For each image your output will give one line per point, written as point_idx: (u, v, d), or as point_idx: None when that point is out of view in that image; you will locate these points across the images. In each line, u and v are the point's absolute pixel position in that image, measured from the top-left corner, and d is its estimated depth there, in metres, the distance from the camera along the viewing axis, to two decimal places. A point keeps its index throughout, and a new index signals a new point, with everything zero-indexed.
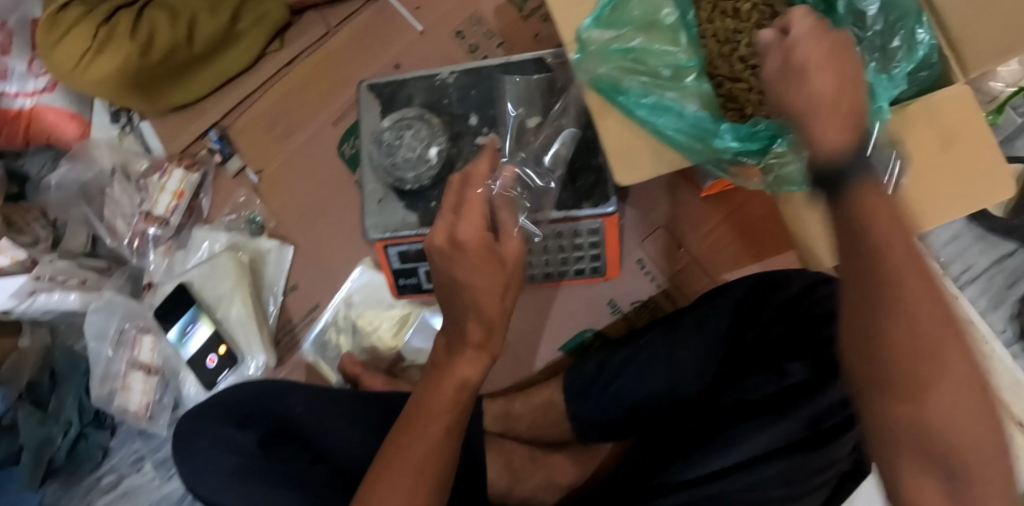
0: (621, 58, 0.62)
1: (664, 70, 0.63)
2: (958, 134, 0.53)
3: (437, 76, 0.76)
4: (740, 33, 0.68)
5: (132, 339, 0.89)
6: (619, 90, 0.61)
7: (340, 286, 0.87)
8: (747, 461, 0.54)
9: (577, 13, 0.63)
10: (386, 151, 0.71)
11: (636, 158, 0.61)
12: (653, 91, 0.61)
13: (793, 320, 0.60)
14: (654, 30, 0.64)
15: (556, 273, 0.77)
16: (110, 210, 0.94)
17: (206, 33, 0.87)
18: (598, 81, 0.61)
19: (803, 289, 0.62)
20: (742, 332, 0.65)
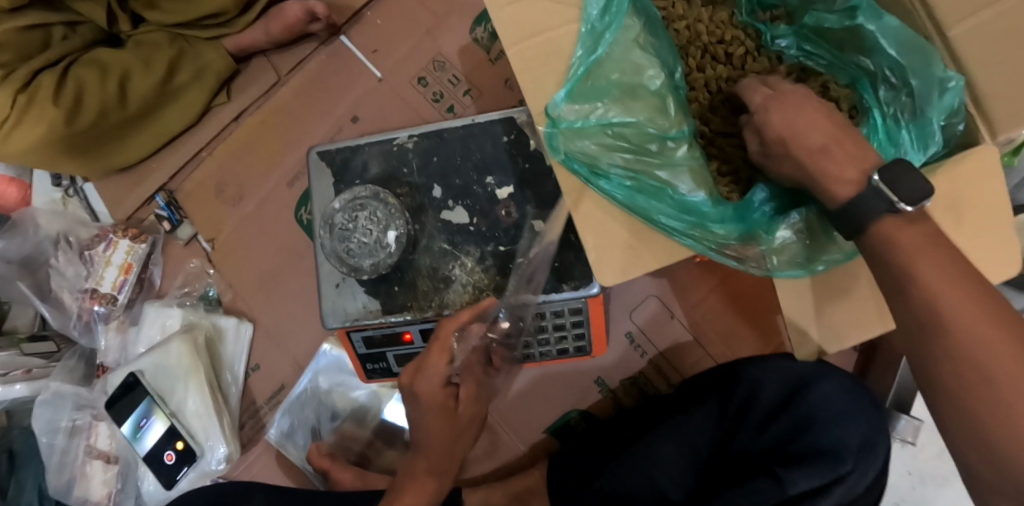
0: (600, 132, 0.50)
1: (650, 145, 0.51)
2: (972, 207, 0.43)
3: (395, 139, 0.68)
4: (735, 82, 0.62)
5: (87, 427, 0.83)
6: (597, 173, 0.49)
7: (306, 366, 0.79)
8: None
9: (543, 78, 0.50)
10: (339, 236, 0.63)
11: (626, 252, 0.47)
12: (638, 172, 0.49)
13: (783, 422, 0.53)
14: (638, 96, 0.52)
15: (535, 354, 0.68)
16: (56, 283, 0.86)
17: (140, 92, 0.79)
18: (573, 159, 0.49)
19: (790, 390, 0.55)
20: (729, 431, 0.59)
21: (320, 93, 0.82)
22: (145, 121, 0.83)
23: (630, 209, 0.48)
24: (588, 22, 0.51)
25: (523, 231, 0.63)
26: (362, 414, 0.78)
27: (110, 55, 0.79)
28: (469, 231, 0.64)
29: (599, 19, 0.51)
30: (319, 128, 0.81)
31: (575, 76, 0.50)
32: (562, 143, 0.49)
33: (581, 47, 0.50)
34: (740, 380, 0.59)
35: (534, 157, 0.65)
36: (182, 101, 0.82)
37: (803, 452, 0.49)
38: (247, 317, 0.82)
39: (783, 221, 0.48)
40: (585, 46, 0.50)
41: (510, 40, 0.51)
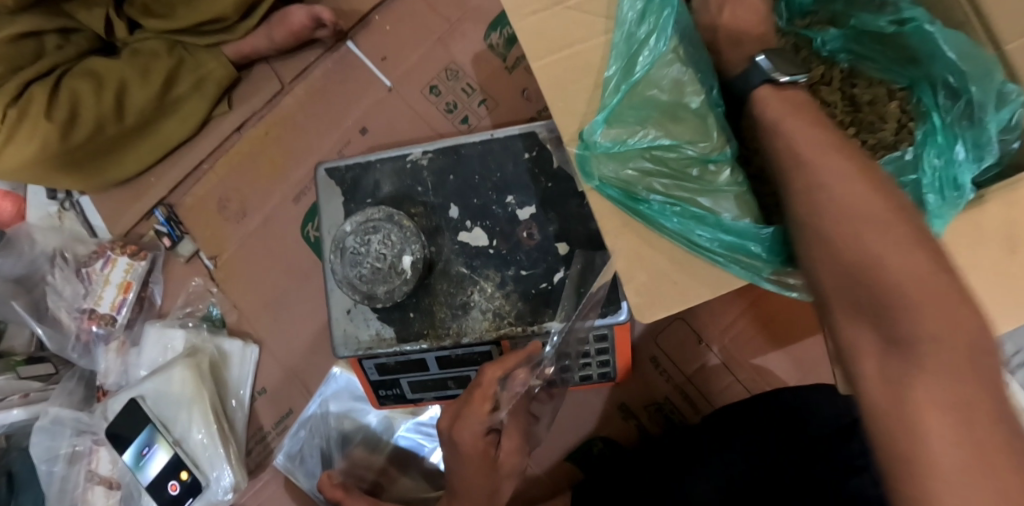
0: (637, 156, 0.47)
1: (690, 169, 0.47)
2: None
3: (408, 155, 0.64)
4: None
5: (88, 452, 0.80)
6: (636, 199, 0.45)
7: (314, 390, 0.76)
8: None
9: (573, 95, 0.47)
10: (350, 261, 0.59)
11: (667, 286, 0.44)
12: (679, 198, 0.46)
13: (831, 457, 0.51)
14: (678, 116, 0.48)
15: (558, 382, 0.64)
16: (52, 302, 0.83)
17: (137, 105, 0.76)
18: (609, 185, 0.45)
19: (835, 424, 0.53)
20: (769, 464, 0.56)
21: (326, 103, 0.78)
22: (142, 133, 0.79)
23: (668, 237, 0.44)
24: (619, 35, 0.47)
25: (548, 255, 0.60)
26: (374, 440, 0.74)
27: (105, 65, 0.75)
28: (488, 254, 0.61)
29: (632, 29, 0.47)
30: (326, 141, 0.77)
31: (608, 95, 0.46)
32: (597, 168, 0.46)
33: (613, 61, 0.47)
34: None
35: (558, 175, 0.61)
36: (182, 112, 0.79)
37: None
38: (252, 338, 0.78)
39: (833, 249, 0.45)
40: (616, 58, 0.47)
41: (534, 54, 0.47)
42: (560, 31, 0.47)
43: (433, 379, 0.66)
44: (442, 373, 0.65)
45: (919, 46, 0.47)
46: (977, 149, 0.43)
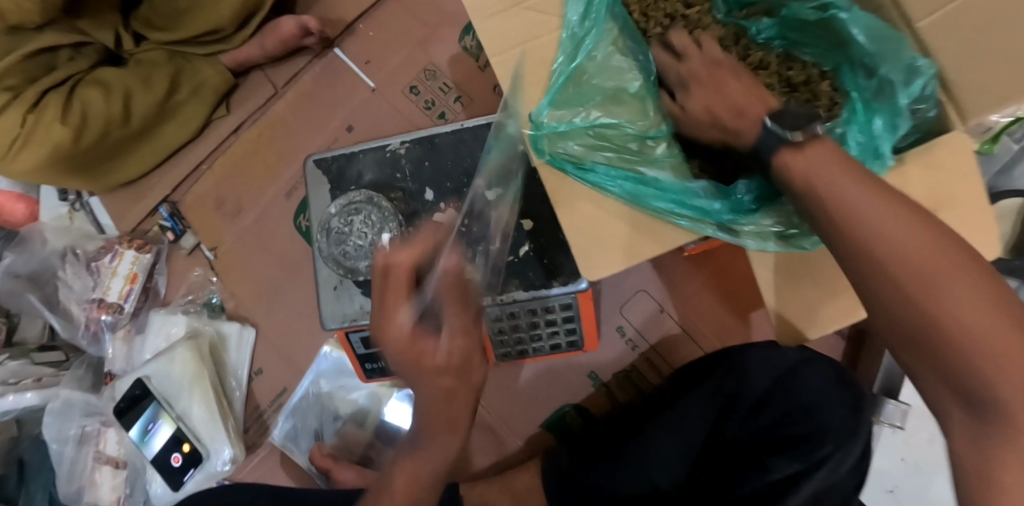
0: (583, 134, 0.53)
1: (629, 144, 0.53)
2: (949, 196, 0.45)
3: (387, 146, 0.70)
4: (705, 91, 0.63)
5: (96, 434, 0.85)
6: (583, 169, 0.51)
7: (306, 369, 0.82)
8: None
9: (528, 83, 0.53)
10: (335, 240, 0.66)
11: (609, 239, 0.50)
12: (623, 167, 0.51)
13: (775, 406, 0.53)
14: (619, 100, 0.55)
15: (529, 349, 0.71)
16: (63, 296, 0.89)
17: (143, 111, 0.82)
18: (558, 159, 0.51)
19: (778, 377, 0.54)
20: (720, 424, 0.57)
21: (317, 104, 0.85)
22: (147, 136, 0.86)
23: (622, 201, 0.50)
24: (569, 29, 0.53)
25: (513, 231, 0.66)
26: (362, 415, 0.80)
27: (112, 74, 0.80)
28: None
29: (579, 25, 0.53)
30: (316, 138, 0.84)
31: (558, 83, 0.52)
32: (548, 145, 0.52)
33: (563, 52, 0.52)
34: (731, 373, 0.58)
35: None
36: (183, 116, 0.86)
37: (787, 440, 0.50)
38: (250, 322, 0.84)
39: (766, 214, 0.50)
40: (566, 49, 0.52)
41: (494, 49, 0.53)
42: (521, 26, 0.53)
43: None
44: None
45: (840, 30, 0.53)
46: (895, 120, 0.49)
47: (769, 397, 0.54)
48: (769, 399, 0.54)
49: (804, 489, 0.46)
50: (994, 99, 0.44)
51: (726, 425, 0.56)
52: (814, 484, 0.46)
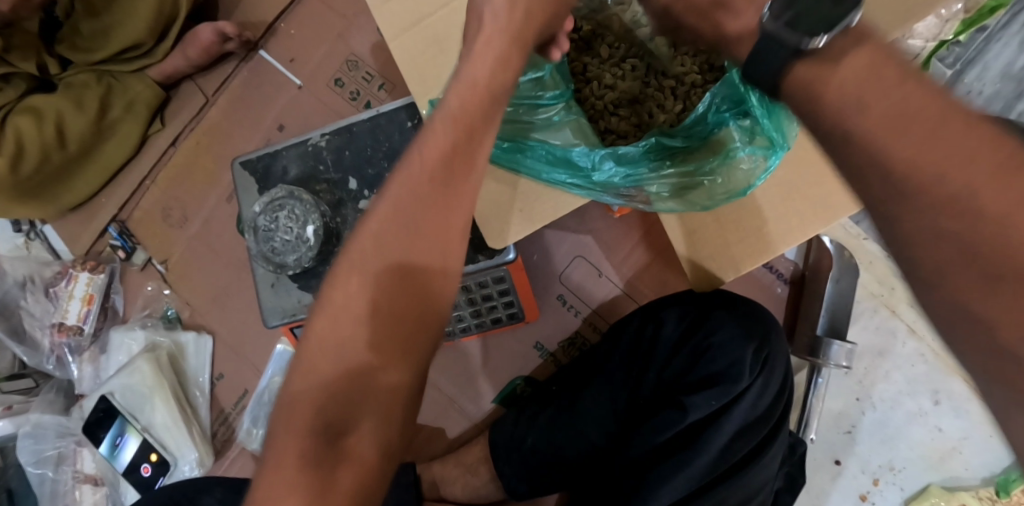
0: None
1: (544, 115, 0.57)
2: None
3: (308, 140, 0.71)
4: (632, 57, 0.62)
5: (72, 453, 0.87)
6: None
7: (264, 371, 0.84)
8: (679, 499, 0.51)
9: (437, 63, 0.56)
10: (264, 237, 0.67)
11: (524, 214, 0.55)
12: (541, 141, 0.55)
13: (689, 350, 0.56)
14: None
15: (473, 326, 0.71)
16: (27, 324, 0.91)
17: (77, 132, 0.83)
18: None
19: (693, 318, 0.57)
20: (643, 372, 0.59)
21: (246, 109, 0.86)
22: (88, 159, 0.87)
23: (552, 188, 0.54)
24: None
25: None
26: None
27: (43, 99, 0.80)
28: None
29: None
30: (250, 140, 0.85)
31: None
32: None
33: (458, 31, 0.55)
34: (651, 321, 0.59)
35: None
36: (120, 134, 0.87)
37: (699, 381, 0.53)
38: (206, 329, 0.86)
39: (665, 172, 0.54)
40: None
41: (390, 31, 0.57)
42: (406, 7, 0.56)
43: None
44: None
45: None
46: None
47: (685, 339, 0.57)
48: (685, 342, 0.57)
49: (724, 423, 0.50)
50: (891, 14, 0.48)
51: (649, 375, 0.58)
52: (731, 420, 0.51)
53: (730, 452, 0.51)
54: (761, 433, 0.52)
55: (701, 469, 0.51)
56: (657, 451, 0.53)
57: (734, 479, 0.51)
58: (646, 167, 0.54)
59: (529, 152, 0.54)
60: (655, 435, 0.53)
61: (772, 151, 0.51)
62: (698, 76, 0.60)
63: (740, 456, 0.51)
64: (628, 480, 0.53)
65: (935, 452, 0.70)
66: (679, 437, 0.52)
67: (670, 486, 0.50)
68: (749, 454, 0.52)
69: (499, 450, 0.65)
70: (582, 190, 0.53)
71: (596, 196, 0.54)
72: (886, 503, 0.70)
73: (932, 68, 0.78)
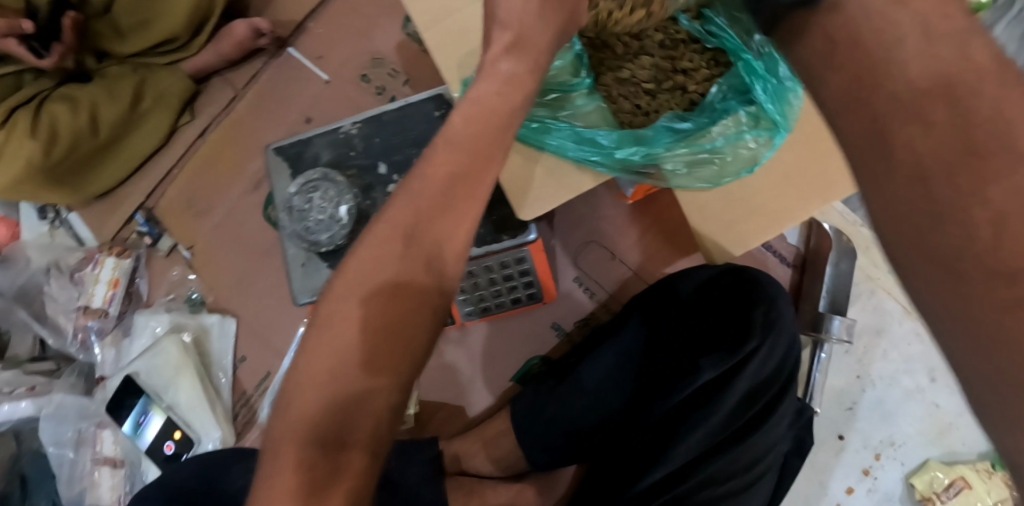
0: None
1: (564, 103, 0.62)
2: None
3: (339, 128, 0.75)
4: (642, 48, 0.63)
5: (93, 436, 0.88)
6: None
7: (286, 352, 0.87)
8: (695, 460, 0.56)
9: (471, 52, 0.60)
10: (298, 216, 0.70)
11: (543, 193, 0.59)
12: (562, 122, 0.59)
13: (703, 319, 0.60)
14: None
15: (493, 306, 0.75)
16: (50, 309, 0.93)
17: (109, 120, 0.86)
18: None
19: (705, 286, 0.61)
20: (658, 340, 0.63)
21: (274, 101, 0.89)
22: (116, 148, 0.91)
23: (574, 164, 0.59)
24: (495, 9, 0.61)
25: None
26: None
27: (78, 89, 0.85)
28: None
29: None
30: (277, 131, 0.89)
31: None
32: None
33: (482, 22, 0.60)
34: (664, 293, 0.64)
35: None
36: (150, 125, 0.90)
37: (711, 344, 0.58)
38: (229, 313, 0.89)
39: (677, 152, 0.59)
40: None
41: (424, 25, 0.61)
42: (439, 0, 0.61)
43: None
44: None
45: None
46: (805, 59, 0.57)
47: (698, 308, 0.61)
48: (698, 311, 0.61)
49: (735, 386, 0.55)
50: None
51: (664, 343, 0.62)
52: (741, 381, 0.55)
53: (741, 413, 0.57)
54: (768, 395, 0.57)
55: (714, 430, 0.56)
56: (673, 414, 0.57)
57: (745, 438, 0.56)
58: (661, 148, 0.59)
59: (555, 133, 0.58)
60: (669, 397, 0.57)
61: (775, 132, 0.58)
62: (708, 71, 0.61)
63: (748, 418, 0.57)
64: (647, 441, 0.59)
65: (933, 428, 0.74)
66: (692, 397, 0.57)
67: (686, 444, 0.56)
68: (757, 415, 0.57)
69: (518, 422, 0.68)
70: (604, 167, 0.58)
71: (619, 175, 0.59)
72: (887, 477, 0.74)
73: None
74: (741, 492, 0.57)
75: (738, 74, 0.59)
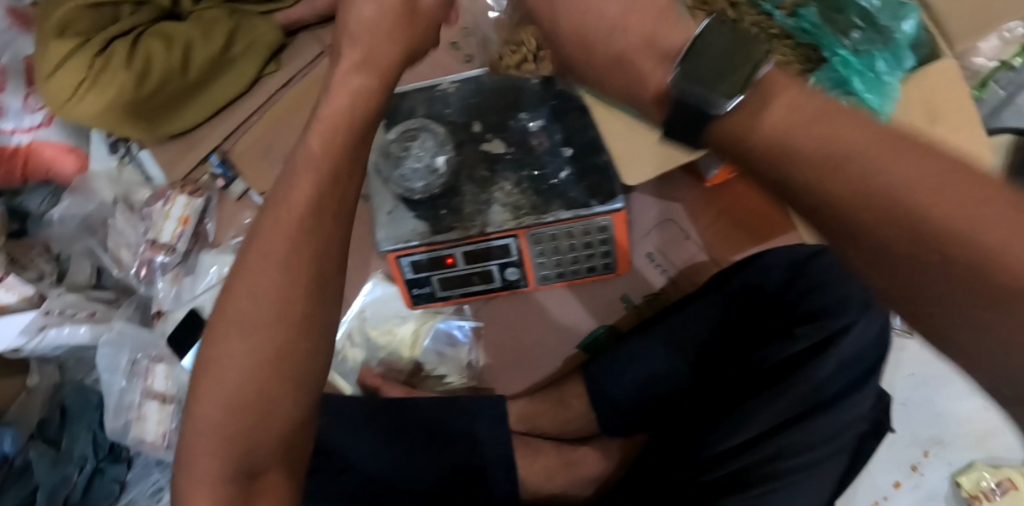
0: None
1: None
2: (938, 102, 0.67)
3: (437, 87, 0.78)
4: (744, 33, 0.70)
5: (145, 369, 0.89)
6: None
7: (350, 302, 0.85)
8: (781, 422, 0.58)
9: None
10: (395, 163, 0.72)
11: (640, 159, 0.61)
12: None
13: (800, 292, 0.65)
14: None
15: (568, 272, 0.78)
16: (114, 241, 0.94)
17: (200, 60, 0.88)
18: None
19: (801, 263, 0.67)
20: (752, 308, 0.69)
21: None
22: (201, 90, 0.92)
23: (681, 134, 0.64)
24: None
25: (564, 150, 0.73)
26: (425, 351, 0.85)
27: (175, 27, 0.87)
28: (505, 159, 0.74)
29: None
30: None
31: None
32: None
33: None
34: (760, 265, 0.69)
35: (562, 95, 0.75)
36: (237, 71, 0.91)
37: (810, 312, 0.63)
38: None
39: None
40: None
41: None
42: None
43: (485, 294, 0.80)
44: (503, 286, 0.79)
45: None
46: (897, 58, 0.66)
47: (793, 284, 0.67)
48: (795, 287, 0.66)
49: (825, 361, 0.59)
50: (970, 31, 0.66)
51: (761, 312, 0.68)
52: (839, 349, 0.59)
53: (834, 380, 0.59)
54: (864, 369, 0.59)
55: (800, 396, 0.58)
56: (759, 379, 0.62)
57: (835, 406, 0.57)
58: None
59: None
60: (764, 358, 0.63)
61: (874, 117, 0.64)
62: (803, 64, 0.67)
63: (840, 387, 0.58)
64: (734, 397, 0.62)
65: (980, 429, 0.77)
66: (780, 364, 0.61)
67: (775, 405, 0.59)
68: (843, 390, 0.58)
69: (596, 378, 0.71)
70: None
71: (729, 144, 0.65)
72: (935, 474, 0.77)
73: (988, 89, 0.87)
74: (824, 464, 0.55)
75: (834, 67, 0.66)
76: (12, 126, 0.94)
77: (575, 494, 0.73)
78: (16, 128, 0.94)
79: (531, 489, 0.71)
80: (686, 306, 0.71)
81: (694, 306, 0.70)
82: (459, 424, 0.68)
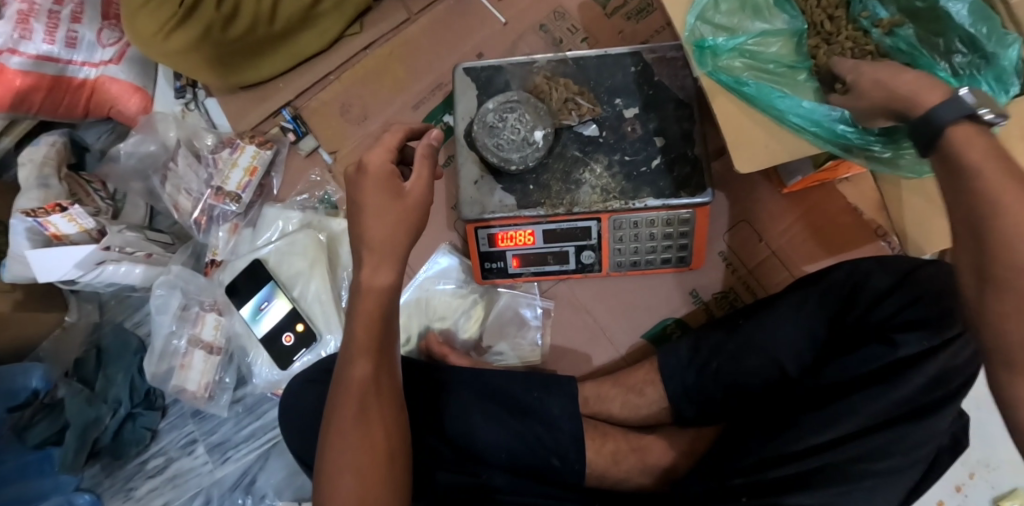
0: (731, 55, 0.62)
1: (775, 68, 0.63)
2: None
3: (532, 63, 0.78)
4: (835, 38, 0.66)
5: (195, 316, 0.88)
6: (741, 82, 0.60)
7: (416, 273, 0.86)
8: (862, 430, 0.57)
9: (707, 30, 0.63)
10: (490, 132, 0.72)
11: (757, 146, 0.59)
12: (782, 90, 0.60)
13: (901, 301, 0.62)
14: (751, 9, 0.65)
15: (642, 262, 0.78)
16: (173, 185, 0.91)
17: (288, 12, 0.87)
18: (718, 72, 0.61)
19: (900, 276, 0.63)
20: (842, 311, 0.66)
21: (446, 31, 0.92)
22: (281, 43, 0.91)
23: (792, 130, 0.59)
24: None
25: (657, 139, 0.73)
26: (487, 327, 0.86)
27: None
28: (599, 142, 0.74)
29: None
30: (447, 60, 0.91)
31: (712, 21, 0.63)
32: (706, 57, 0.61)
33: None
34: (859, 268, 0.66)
35: (660, 86, 0.75)
36: (322, 27, 0.91)
37: (912, 321, 0.60)
38: None
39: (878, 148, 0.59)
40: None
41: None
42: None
43: (557, 275, 0.80)
44: (576, 269, 0.79)
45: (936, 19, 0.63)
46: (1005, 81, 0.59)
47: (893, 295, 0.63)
48: (896, 296, 0.63)
49: (916, 373, 0.57)
50: None
51: (850, 315, 0.65)
52: (934, 362, 0.57)
53: (927, 392, 0.57)
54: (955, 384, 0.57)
55: (885, 406, 0.57)
56: (842, 387, 0.61)
57: (919, 419, 0.56)
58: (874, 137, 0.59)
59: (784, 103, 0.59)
60: (856, 365, 0.61)
61: None
62: None
63: (928, 401, 0.57)
64: (817, 400, 0.61)
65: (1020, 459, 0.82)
66: (872, 372, 0.59)
67: (860, 413, 0.58)
68: (928, 406, 0.57)
69: (668, 372, 0.73)
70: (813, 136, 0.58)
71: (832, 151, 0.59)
72: (976, 496, 0.81)
73: None
74: (898, 475, 0.55)
75: None
76: (82, 58, 0.91)
77: (643, 481, 0.74)
78: (85, 61, 0.92)
79: (598, 473, 0.72)
80: (777, 304, 0.69)
81: (782, 304, 0.68)
82: (532, 399, 0.70)
